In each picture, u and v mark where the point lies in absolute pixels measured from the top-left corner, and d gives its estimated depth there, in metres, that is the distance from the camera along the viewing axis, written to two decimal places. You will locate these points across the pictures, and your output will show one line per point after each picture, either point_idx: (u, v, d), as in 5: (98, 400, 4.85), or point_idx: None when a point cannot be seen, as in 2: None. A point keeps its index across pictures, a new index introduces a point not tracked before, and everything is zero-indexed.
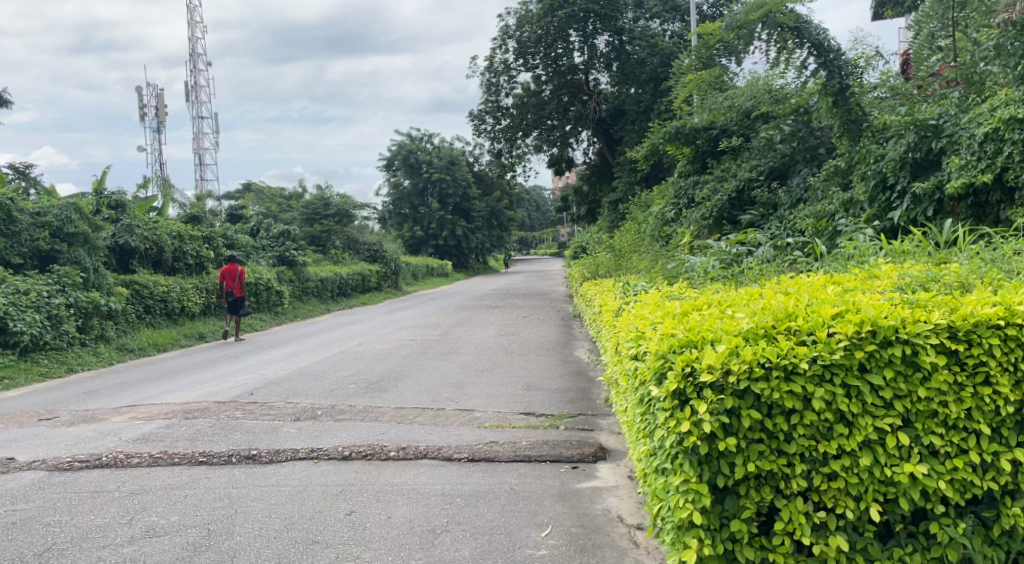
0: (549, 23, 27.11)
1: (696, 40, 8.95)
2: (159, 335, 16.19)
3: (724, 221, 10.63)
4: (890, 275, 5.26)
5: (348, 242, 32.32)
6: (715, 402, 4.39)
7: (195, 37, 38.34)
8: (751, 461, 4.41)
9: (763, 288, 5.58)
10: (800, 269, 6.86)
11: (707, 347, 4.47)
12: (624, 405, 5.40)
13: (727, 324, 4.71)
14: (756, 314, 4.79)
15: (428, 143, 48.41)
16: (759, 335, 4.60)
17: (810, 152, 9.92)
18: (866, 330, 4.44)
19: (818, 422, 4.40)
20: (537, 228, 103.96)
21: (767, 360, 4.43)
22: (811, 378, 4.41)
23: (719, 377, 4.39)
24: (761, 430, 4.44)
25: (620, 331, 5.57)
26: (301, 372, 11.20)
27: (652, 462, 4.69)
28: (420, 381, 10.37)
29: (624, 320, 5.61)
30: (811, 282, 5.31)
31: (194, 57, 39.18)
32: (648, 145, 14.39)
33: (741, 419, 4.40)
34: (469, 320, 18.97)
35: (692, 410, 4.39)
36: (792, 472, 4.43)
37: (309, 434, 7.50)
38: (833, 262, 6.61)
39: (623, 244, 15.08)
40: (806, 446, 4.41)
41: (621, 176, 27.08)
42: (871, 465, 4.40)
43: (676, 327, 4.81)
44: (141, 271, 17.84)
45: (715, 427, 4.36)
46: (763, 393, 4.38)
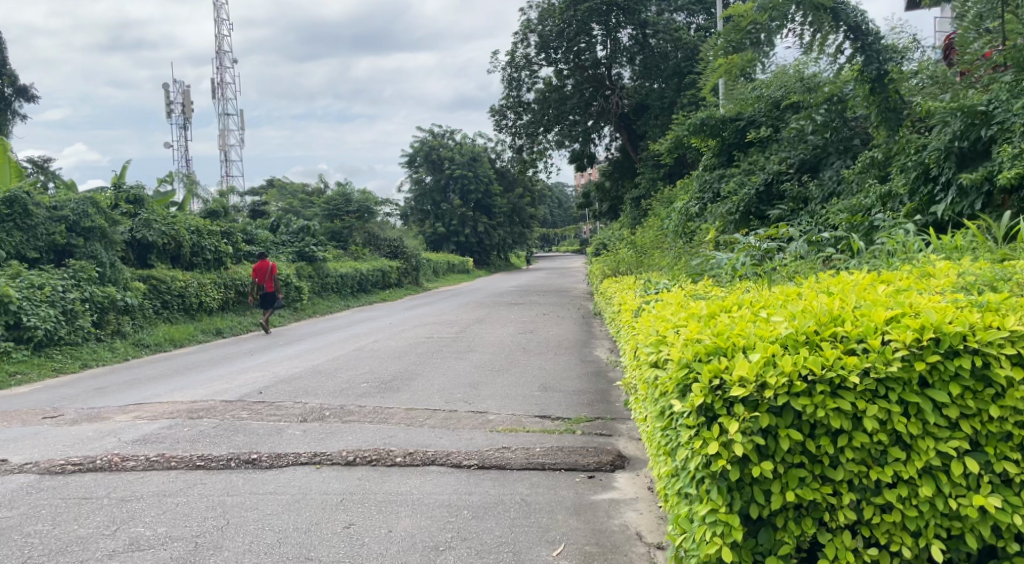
0: (571, 17, 26.64)
1: (725, 22, 8.36)
2: (176, 330, 15.97)
3: (751, 216, 10.13)
4: (948, 274, 4.83)
5: (368, 238, 32.10)
6: (749, 420, 4.01)
7: (220, 34, 38.35)
8: (790, 489, 4.02)
9: (801, 287, 5.17)
10: (836, 266, 6.44)
11: (740, 356, 4.09)
12: (643, 414, 5.04)
13: (762, 329, 4.32)
14: (796, 318, 4.40)
15: (450, 138, 48.09)
16: (799, 342, 4.20)
17: (844, 143, 9.54)
18: (927, 338, 4.02)
19: (871, 445, 3.99)
20: (560, 225, 103.54)
21: (809, 372, 4.04)
22: (861, 394, 4.01)
23: (752, 391, 4.01)
24: (802, 453, 4.05)
25: (639, 332, 5.19)
26: (313, 370, 10.88)
27: (674, 484, 4.34)
28: (433, 381, 10.04)
29: (643, 321, 5.22)
30: (856, 280, 4.88)
31: (220, 54, 39.21)
32: (672, 136, 13.95)
33: (779, 440, 4.01)
34: (488, 317, 18.62)
35: (720, 428, 4.01)
36: (839, 502, 4.03)
37: (315, 437, 7.18)
38: (872, 259, 6.21)
39: (646, 241, 14.66)
40: (855, 472, 4.01)
41: (644, 171, 26.61)
42: (932, 496, 3.98)
43: (703, 331, 4.43)
44: (159, 266, 17.64)
45: (749, 449, 3.98)
46: (805, 410, 3.99)
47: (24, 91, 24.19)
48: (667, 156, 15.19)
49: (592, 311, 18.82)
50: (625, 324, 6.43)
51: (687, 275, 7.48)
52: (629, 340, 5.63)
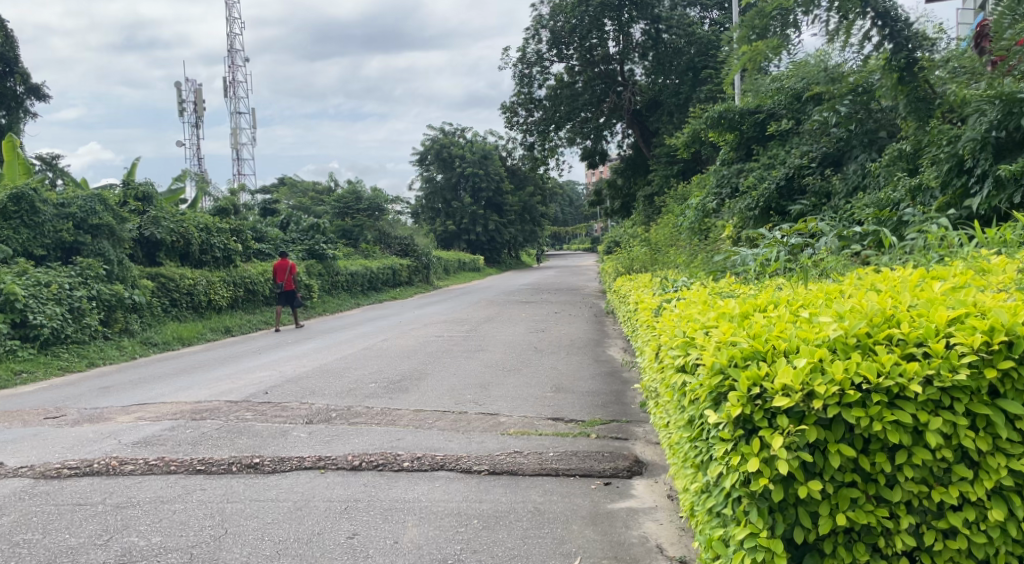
0: (583, 11, 26.42)
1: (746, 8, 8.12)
2: (185, 329, 15.76)
3: (772, 211, 9.88)
4: (1006, 269, 4.55)
5: (379, 236, 31.91)
6: (794, 434, 3.74)
7: (232, 33, 38.22)
8: (841, 512, 3.75)
9: (841, 282, 4.88)
10: (867, 263, 6.17)
11: (783, 363, 3.82)
12: (667, 421, 4.78)
13: (807, 332, 4.03)
14: (845, 317, 4.10)
15: (461, 137, 47.89)
16: (850, 346, 3.91)
17: (869, 136, 9.18)
18: (998, 342, 3.73)
19: (934, 463, 3.73)
20: (571, 223, 103.42)
21: (862, 381, 3.76)
22: (923, 405, 3.73)
23: (798, 402, 3.74)
24: (854, 471, 3.79)
25: (662, 332, 4.93)
26: (321, 370, 10.64)
27: (705, 501, 4.09)
28: (442, 381, 9.81)
29: (666, 321, 4.95)
30: (905, 277, 4.60)
31: (232, 52, 39.09)
32: (689, 131, 13.69)
33: (829, 456, 3.74)
34: (499, 316, 18.39)
35: (761, 443, 3.76)
36: (896, 526, 3.77)
37: (321, 439, 6.94)
38: (905, 255, 5.92)
39: (660, 238, 14.41)
40: (914, 492, 3.75)
41: (657, 168, 26.29)
42: (1002, 519, 3.74)
43: (739, 333, 4.15)
44: (168, 264, 17.45)
45: (794, 467, 3.71)
46: (859, 423, 3.71)
47: (35, 89, 24.04)
48: (683, 150, 14.96)
49: (605, 310, 18.55)
50: (643, 325, 6.16)
51: (708, 273, 7.22)
52: (649, 340, 5.37)
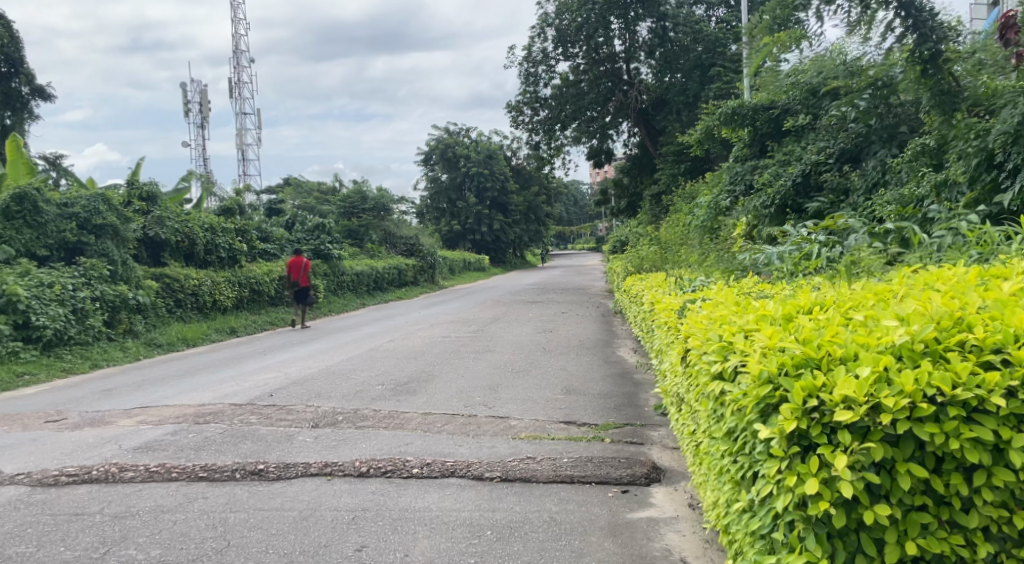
0: (589, 9, 26.21)
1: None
2: (189, 330, 15.57)
3: (788, 209, 9.76)
4: None
5: (384, 236, 31.72)
6: (859, 452, 3.49)
7: (237, 33, 38.06)
8: (911, 539, 3.50)
9: (890, 284, 4.65)
10: (900, 261, 5.97)
11: (844, 373, 3.58)
12: (697, 429, 4.56)
13: (867, 338, 3.79)
14: (909, 322, 3.87)
15: (466, 136, 47.71)
16: (916, 354, 3.68)
17: (889, 131, 9.11)
18: None
19: (1015, 485, 3.48)
20: (576, 223, 103.19)
21: (936, 392, 3.51)
22: (1004, 419, 3.49)
23: (863, 416, 3.50)
24: (925, 494, 3.54)
25: (691, 334, 4.70)
26: (327, 372, 10.44)
27: (749, 525, 3.83)
28: (451, 383, 9.61)
29: (695, 324, 4.71)
30: (962, 279, 4.37)
31: (237, 54, 38.99)
32: (702, 127, 13.48)
33: (898, 476, 3.50)
34: (506, 316, 18.18)
35: (820, 462, 3.52)
36: (972, 555, 3.51)
37: (327, 444, 6.74)
38: (941, 254, 5.72)
39: (669, 236, 14.21)
40: (993, 517, 3.50)
41: (664, 167, 26.08)
42: None
43: (790, 340, 3.91)
44: (172, 264, 17.27)
45: (860, 488, 3.46)
46: (932, 440, 3.47)
47: (39, 89, 23.88)
48: (695, 146, 14.80)
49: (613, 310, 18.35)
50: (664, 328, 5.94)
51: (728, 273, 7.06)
52: (673, 341, 5.15)
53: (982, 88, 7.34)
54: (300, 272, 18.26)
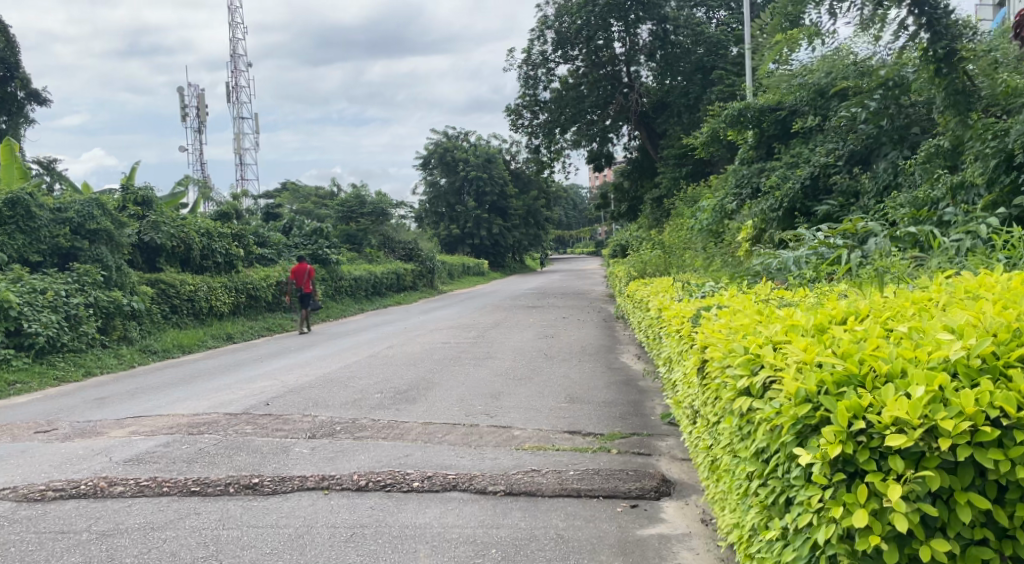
0: (589, 12, 26.05)
1: None
2: (185, 336, 15.37)
3: (797, 212, 9.53)
4: None
5: (383, 240, 31.50)
6: (913, 480, 3.27)
7: (235, 37, 37.90)
8: None
9: (929, 291, 4.42)
10: (923, 264, 5.81)
11: (897, 393, 3.34)
12: (716, 445, 4.35)
13: (918, 354, 3.55)
14: (964, 335, 3.62)
15: (465, 141, 47.56)
16: (974, 370, 3.44)
17: (900, 132, 8.97)
18: None
19: None
20: (574, 227, 103.03)
21: (999, 414, 3.28)
22: None
23: (919, 441, 3.27)
24: (984, 526, 3.32)
25: (711, 344, 4.47)
26: (325, 379, 10.23)
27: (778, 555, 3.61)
28: (451, 391, 9.41)
29: (717, 334, 4.48)
30: (1011, 286, 4.14)
31: (235, 59, 38.83)
32: (707, 129, 13.31)
33: (957, 507, 3.27)
34: (506, 321, 17.97)
35: (869, 491, 3.30)
36: None
37: (325, 455, 6.54)
38: (970, 258, 5.53)
39: (672, 241, 14.03)
40: None
41: (665, 170, 25.92)
42: None
43: (831, 354, 3.67)
44: (168, 269, 17.07)
45: (915, 521, 3.24)
46: (996, 467, 3.24)
47: (35, 94, 23.66)
48: (700, 148, 14.63)
49: (614, 315, 18.16)
50: (675, 336, 5.73)
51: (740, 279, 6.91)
52: (689, 351, 4.94)
53: (1002, 86, 7.33)
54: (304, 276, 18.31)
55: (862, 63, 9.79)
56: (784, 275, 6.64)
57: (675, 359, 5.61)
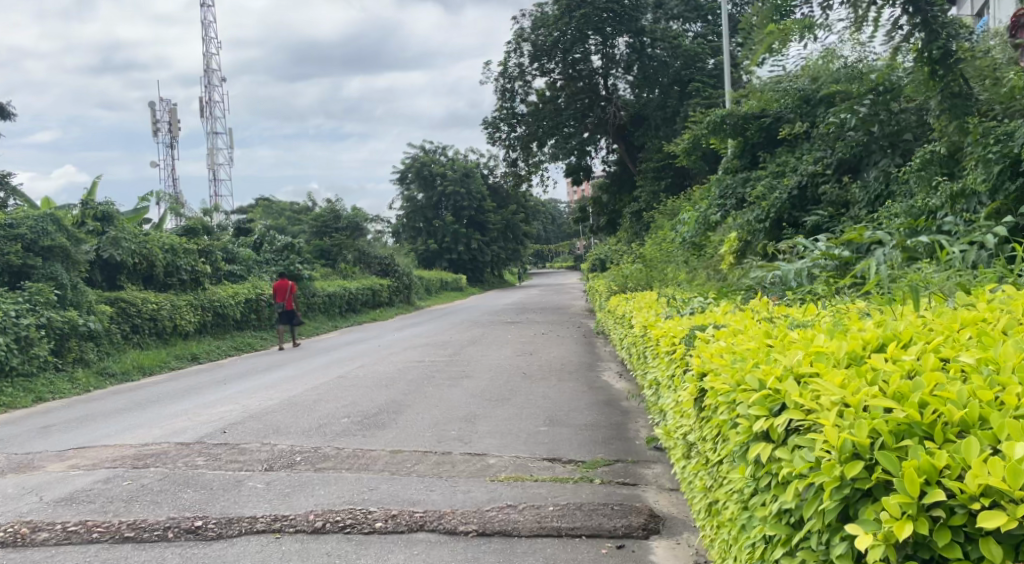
0: (565, 24, 25.67)
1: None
2: (146, 357, 14.72)
3: (784, 224, 9.08)
4: None
5: (358, 255, 30.89)
6: None
7: (207, 52, 37.26)
8: None
9: (979, 311, 3.89)
10: (936, 276, 5.32)
11: (986, 458, 2.75)
12: (720, 489, 3.84)
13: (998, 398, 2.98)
14: None
15: (442, 155, 47.15)
16: None
17: (891, 138, 8.50)
18: None
19: None
20: (553, 241, 102.77)
21: None
22: None
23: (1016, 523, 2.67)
24: None
25: (716, 374, 3.95)
26: (288, 403, 9.62)
27: None
28: (423, 415, 8.87)
29: (724, 360, 3.94)
30: None
31: (208, 74, 38.18)
32: (689, 136, 12.86)
33: None
34: (484, 337, 17.44)
35: None
36: None
37: (281, 491, 5.97)
38: (991, 273, 5.05)
39: (652, 254, 13.58)
40: None
41: (643, 183, 25.61)
42: None
43: (884, 398, 3.11)
44: (129, 287, 16.41)
45: None
46: None
47: None
48: (682, 159, 14.21)
49: (595, 330, 17.68)
50: (665, 358, 5.23)
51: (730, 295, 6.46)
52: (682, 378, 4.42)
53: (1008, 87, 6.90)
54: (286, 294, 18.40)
55: (857, 62, 9.30)
56: (782, 289, 6.19)
57: (666, 384, 5.12)
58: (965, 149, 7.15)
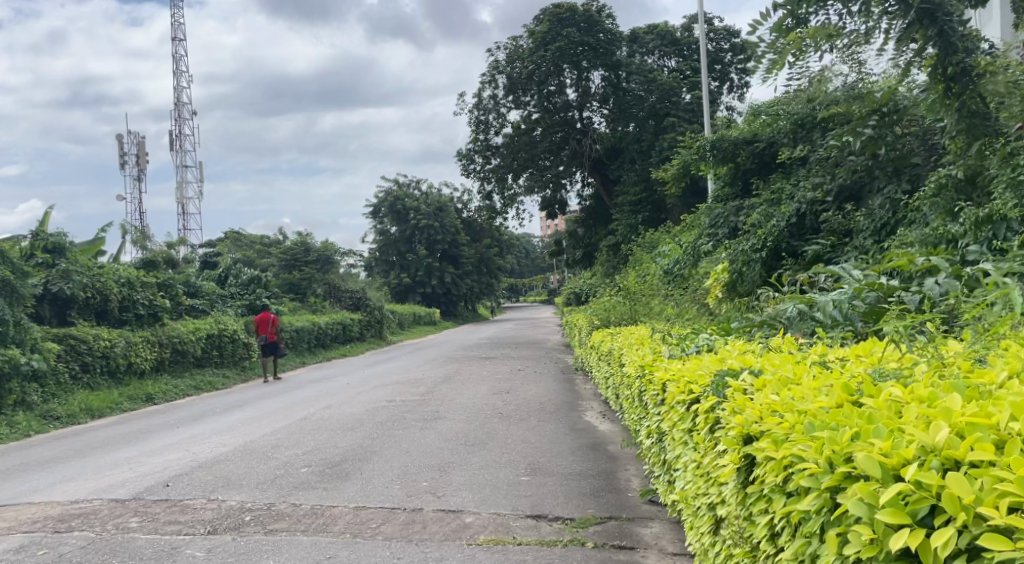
0: (540, 57, 25.12)
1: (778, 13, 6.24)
2: (96, 397, 13.80)
3: (783, 253, 8.43)
4: None
5: (329, 289, 30.05)
6: None
7: (179, 85, 36.59)
8: None
9: None
10: (993, 312, 4.77)
11: None
12: None
13: None
14: None
15: (416, 189, 46.55)
16: None
17: (894, 164, 7.91)
18: None
19: None
20: (527, 276, 102.34)
21: None
22: None
23: None
24: None
25: (790, 443, 3.43)
26: (244, 450, 8.79)
27: None
28: (392, 462, 8.06)
29: (824, 425, 3.39)
30: None
31: (178, 107, 37.46)
32: (678, 162, 12.28)
33: None
34: (459, 374, 16.66)
35: None
36: None
37: (223, 560, 5.15)
38: None
39: (635, 286, 12.92)
40: None
41: (619, 217, 25.07)
42: None
43: None
44: (81, 323, 15.47)
45: None
46: None
47: None
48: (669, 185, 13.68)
49: (574, 366, 16.94)
50: (679, 403, 4.71)
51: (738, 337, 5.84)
52: (722, 437, 3.89)
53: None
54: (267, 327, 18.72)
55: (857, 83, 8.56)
56: (811, 327, 5.62)
57: (679, 432, 4.61)
58: (986, 172, 6.59)
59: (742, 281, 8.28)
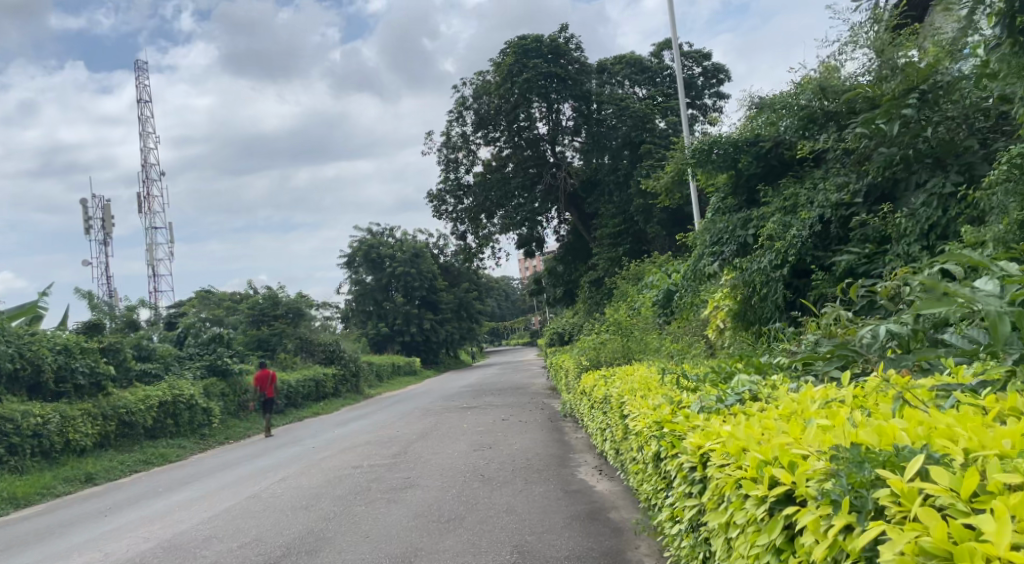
0: (507, 89, 23.96)
1: None
2: (21, 484, 12.11)
3: (810, 268, 7.55)
4: None
5: (300, 343, 28.34)
6: None
7: (145, 146, 35.32)
8: None
9: None
10: None
11: None
12: None
13: None
14: None
15: (391, 236, 45.20)
16: None
17: (937, 154, 6.85)
18: None
19: None
20: (509, 318, 100.92)
21: None
22: None
23: None
24: None
25: None
26: (163, 548, 7.21)
27: None
28: (343, 555, 6.49)
29: None
30: None
31: (146, 167, 36.14)
32: (671, 170, 11.03)
33: None
34: (439, 427, 15.12)
35: None
36: None
37: None
38: None
39: (625, 320, 11.49)
40: None
41: (599, 250, 23.99)
42: None
43: None
44: (10, 398, 13.84)
45: None
46: None
47: None
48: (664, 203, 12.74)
49: (562, 412, 15.41)
50: (745, 493, 3.43)
51: (788, 380, 4.54)
52: None
53: None
54: (267, 384, 18.88)
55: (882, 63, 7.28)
56: (925, 362, 4.39)
57: (751, 543, 3.33)
58: None
59: (761, 321, 7.58)
